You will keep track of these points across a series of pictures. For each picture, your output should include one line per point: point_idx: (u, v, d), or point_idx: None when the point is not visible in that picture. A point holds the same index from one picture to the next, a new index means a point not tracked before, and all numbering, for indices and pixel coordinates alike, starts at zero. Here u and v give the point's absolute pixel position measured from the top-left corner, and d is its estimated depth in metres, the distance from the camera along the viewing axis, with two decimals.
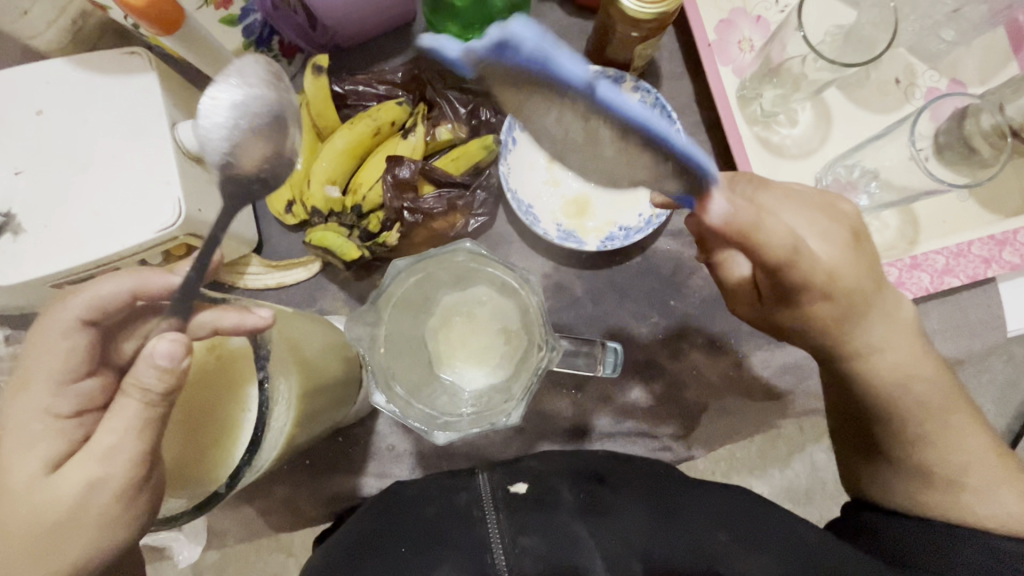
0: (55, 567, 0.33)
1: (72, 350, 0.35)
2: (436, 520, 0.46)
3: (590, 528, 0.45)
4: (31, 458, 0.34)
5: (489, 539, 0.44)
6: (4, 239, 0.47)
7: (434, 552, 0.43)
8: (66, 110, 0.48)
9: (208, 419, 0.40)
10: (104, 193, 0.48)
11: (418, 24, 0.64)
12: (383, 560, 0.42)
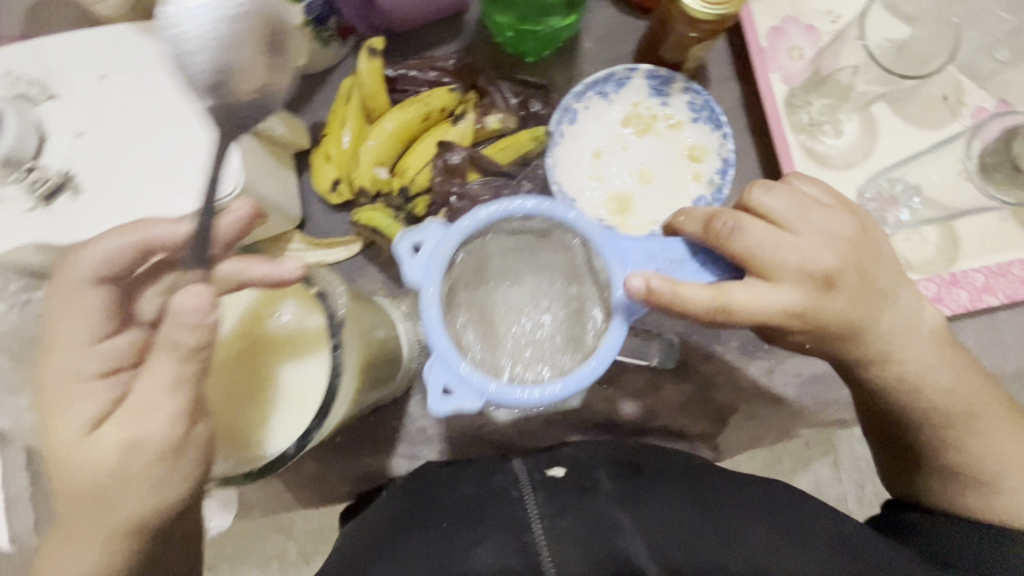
0: (113, 521, 0.34)
1: (94, 306, 0.36)
2: (474, 500, 0.48)
3: (631, 514, 0.46)
4: (76, 415, 0.35)
5: (528, 518, 0.46)
6: (64, 199, 0.47)
7: (475, 531, 0.45)
8: (130, 76, 0.49)
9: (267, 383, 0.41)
10: (161, 159, 0.48)
11: (471, 14, 0.64)
12: (426, 534, 0.45)
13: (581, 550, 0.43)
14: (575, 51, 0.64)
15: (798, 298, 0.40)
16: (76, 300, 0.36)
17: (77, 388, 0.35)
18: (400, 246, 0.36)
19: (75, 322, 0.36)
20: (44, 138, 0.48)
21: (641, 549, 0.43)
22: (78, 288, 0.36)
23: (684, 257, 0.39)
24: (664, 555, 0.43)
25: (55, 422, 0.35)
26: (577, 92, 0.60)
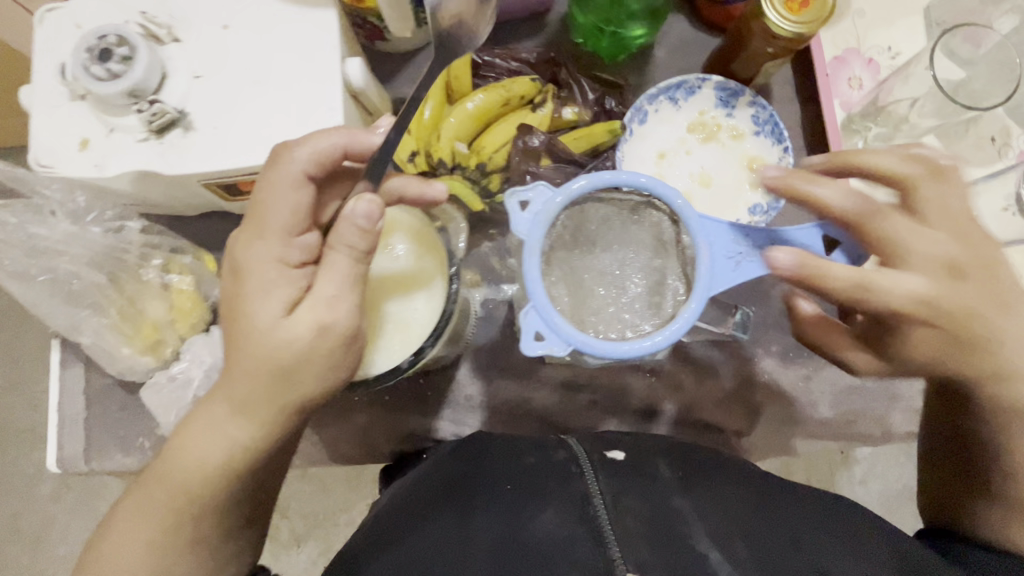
0: (290, 395, 0.39)
1: (299, 202, 0.40)
2: (538, 472, 0.52)
3: (690, 501, 0.48)
4: (272, 301, 0.38)
5: (591, 491, 0.48)
6: (175, 133, 0.51)
7: (538, 501, 0.49)
8: (249, 28, 0.52)
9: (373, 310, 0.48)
10: (272, 109, 0.52)
11: (555, 13, 0.68)
12: (490, 500, 0.51)
13: (647, 527, 0.45)
14: (648, 58, 0.68)
15: (930, 286, 0.41)
16: (283, 186, 0.40)
17: (259, 273, 0.38)
18: (509, 202, 0.37)
19: (276, 207, 0.39)
20: (166, 76, 0.51)
21: (702, 532, 0.45)
22: (283, 176, 0.40)
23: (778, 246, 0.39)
24: (724, 542, 0.44)
25: (238, 298, 0.39)
26: (651, 95, 0.64)
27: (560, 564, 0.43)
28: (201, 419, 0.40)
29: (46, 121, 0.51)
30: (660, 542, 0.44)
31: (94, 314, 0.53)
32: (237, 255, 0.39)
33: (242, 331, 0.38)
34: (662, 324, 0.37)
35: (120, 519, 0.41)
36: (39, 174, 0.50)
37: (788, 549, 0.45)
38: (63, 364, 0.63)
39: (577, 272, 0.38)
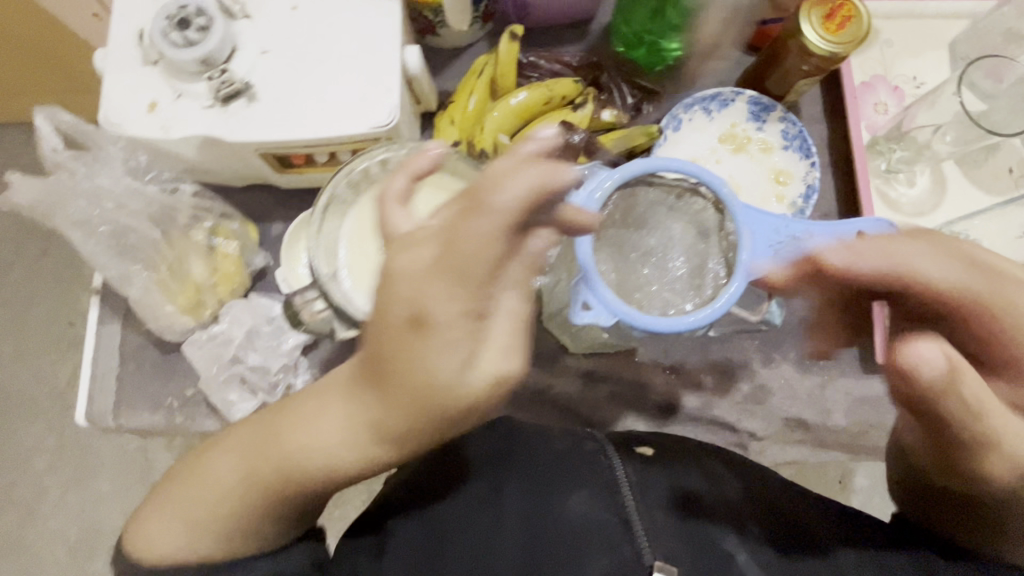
0: (440, 434, 0.34)
1: (498, 254, 0.29)
2: (573, 460, 0.56)
3: (717, 499, 0.53)
4: (449, 355, 0.30)
5: (619, 480, 0.53)
6: (240, 103, 0.53)
7: (571, 484, 0.54)
8: (316, 10, 0.55)
9: None
10: (333, 86, 0.54)
11: (597, 22, 0.72)
12: (524, 477, 0.57)
13: (676, 522, 0.50)
14: (684, 70, 0.71)
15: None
16: (466, 217, 0.29)
17: (432, 314, 0.30)
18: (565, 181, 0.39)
19: (465, 250, 0.29)
20: (236, 49, 0.53)
21: (727, 530, 0.50)
22: (471, 214, 0.29)
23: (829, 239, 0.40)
24: (745, 536, 0.50)
25: (399, 336, 0.30)
26: (685, 104, 0.67)
27: (594, 545, 0.49)
28: (317, 422, 0.36)
29: (119, 83, 0.53)
30: (688, 536, 0.49)
31: (144, 270, 0.56)
32: (400, 281, 0.30)
33: (400, 367, 0.31)
34: (702, 302, 0.39)
35: (212, 470, 0.42)
36: (107, 131, 0.52)
37: (805, 549, 0.49)
38: (100, 320, 0.65)
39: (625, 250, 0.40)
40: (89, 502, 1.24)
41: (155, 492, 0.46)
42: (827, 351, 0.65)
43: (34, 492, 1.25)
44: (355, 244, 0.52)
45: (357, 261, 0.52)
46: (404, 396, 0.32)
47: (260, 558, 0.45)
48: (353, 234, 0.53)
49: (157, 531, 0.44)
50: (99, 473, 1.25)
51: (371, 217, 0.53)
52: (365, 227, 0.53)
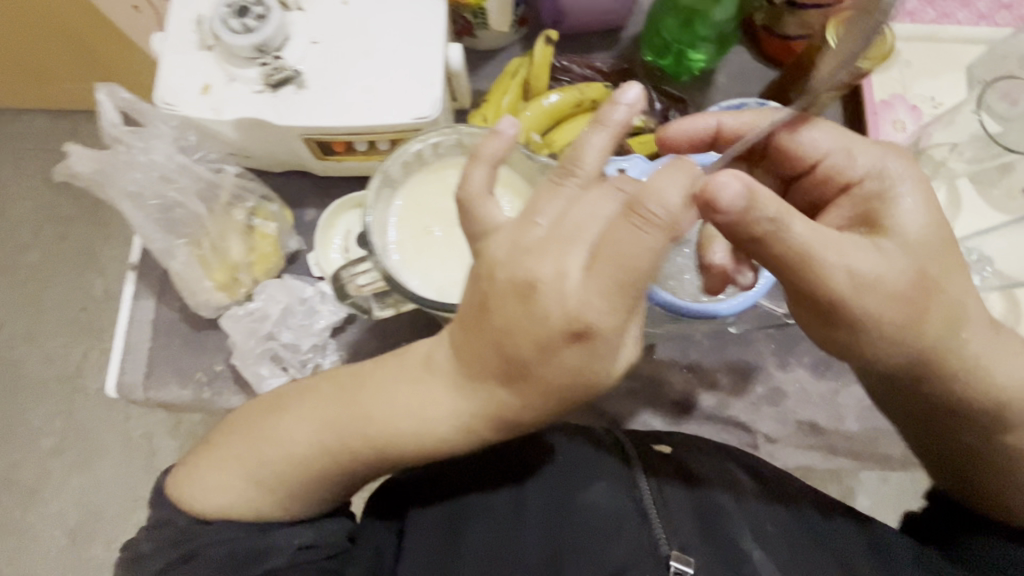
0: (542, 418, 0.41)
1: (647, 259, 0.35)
2: (593, 452, 0.58)
3: (734, 499, 0.54)
4: (585, 354, 0.37)
5: (638, 478, 0.55)
6: (290, 89, 0.56)
7: (592, 478, 0.56)
8: (366, 6, 0.58)
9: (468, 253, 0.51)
10: (379, 78, 0.57)
11: (628, 32, 0.74)
12: (546, 469, 0.58)
13: (692, 520, 0.52)
14: (710, 81, 0.74)
15: (902, 266, 0.38)
16: (624, 225, 0.35)
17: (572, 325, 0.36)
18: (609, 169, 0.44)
19: (623, 259, 0.35)
20: (289, 39, 0.56)
21: (746, 529, 0.51)
22: (625, 221, 0.35)
23: None
24: (763, 536, 0.51)
25: (548, 342, 0.36)
26: (711, 112, 0.69)
27: (614, 537, 0.51)
28: (419, 407, 0.43)
29: (175, 65, 0.56)
30: (706, 533, 0.51)
31: (187, 244, 0.58)
32: (545, 285, 0.36)
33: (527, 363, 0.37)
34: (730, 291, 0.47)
35: (290, 438, 0.48)
36: (162, 110, 0.54)
37: (820, 550, 0.50)
38: (136, 295, 0.67)
39: None
40: (93, 485, 1.25)
41: (207, 449, 0.51)
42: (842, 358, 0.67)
43: (38, 473, 1.26)
44: (409, 226, 0.48)
45: (411, 245, 0.47)
46: (520, 394, 0.39)
47: (304, 523, 0.51)
48: (406, 215, 0.48)
49: (216, 486, 0.49)
50: (104, 457, 1.26)
51: (428, 199, 0.49)
52: (419, 208, 0.49)
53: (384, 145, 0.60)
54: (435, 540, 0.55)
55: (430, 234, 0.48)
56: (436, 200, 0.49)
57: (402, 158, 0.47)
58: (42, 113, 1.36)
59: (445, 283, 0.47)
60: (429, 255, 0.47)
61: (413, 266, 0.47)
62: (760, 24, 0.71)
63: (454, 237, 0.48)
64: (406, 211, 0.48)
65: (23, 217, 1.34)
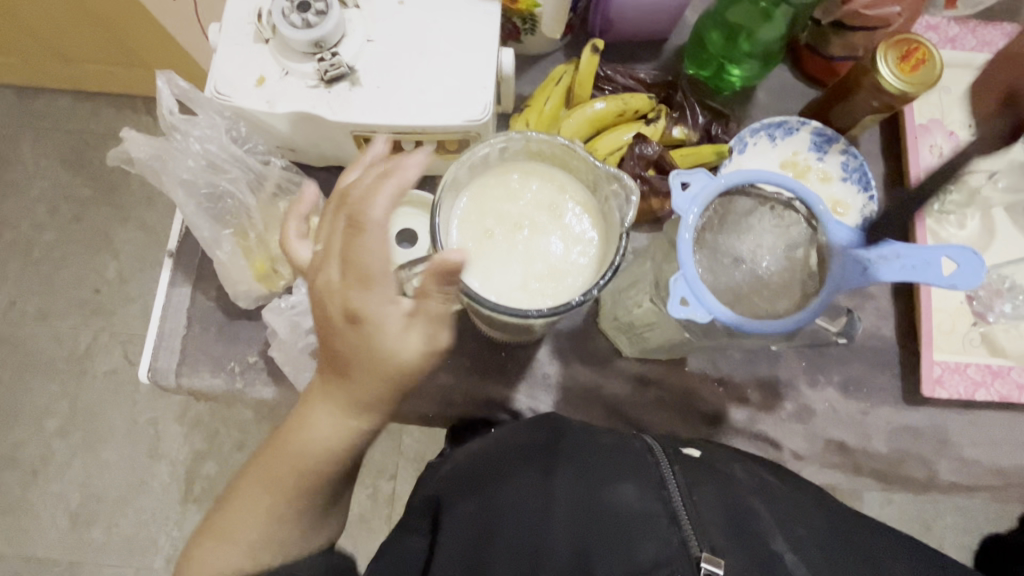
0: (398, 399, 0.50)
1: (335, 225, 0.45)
2: (615, 451, 0.58)
3: (767, 505, 0.54)
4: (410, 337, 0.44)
5: (666, 477, 0.54)
6: (343, 86, 0.56)
7: (620, 476, 0.55)
8: (421, 7, 0.58)
9: (536, 259, 0.48)
10: (432, 79, 0.57)
11: (671, 44, 0.75)
12: (572, 466, 0.57)
13: (724, 519, 0.50)
14: (750, 97, 0.74)
15: None
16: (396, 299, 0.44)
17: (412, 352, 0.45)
18: (671, 181, 0.42)
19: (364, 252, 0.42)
20: (346, 36, 0.56)
21: (781, 535, 0.50)
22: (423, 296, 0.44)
23: (904, 255, 0.41)
24: (800, 547, 0.49)
25: (331, 325, 0.45)
26: (753, 128, 0.70)
27: (641, 534, 0.49)
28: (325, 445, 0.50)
29: (231, 56, 0.56)
30: (736, 535, 0.49)
31: (233, 235, 0.58)
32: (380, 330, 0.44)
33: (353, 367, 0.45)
34: (791, 310, 0.41)
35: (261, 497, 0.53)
36: (216, 100, 0.55)
37: (859, 560, 0.50)
38: (172, 282, 0.67)
39: (721, 252, 0.41)
40: (98, 468, 1.24)
41: (201, 535, 0.55)
42: (872, 378, 0.67)
43: (43, 453, 1.25)
44: (471, 229, 0.48)
45: (472, 248, 0.48)
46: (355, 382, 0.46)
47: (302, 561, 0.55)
48: (468, 218, 0.48)
49: (200, 559, 0.53)
50: (110, 440, 1.25)
51: (489, 202, 0.49)
52: (480, 210, 0.48)
53: (431, 145, 0.61)
54: (469, 534, 0.56)
55: (491, 237, 0.48)
56: (499, 204, 0.49)
57: (470, 159, 0.47)
58: (66, 95, 1.36)
59: (503, 288, 0.47)
60: (489, 257, 0.47)
61: (472, 269, 0.47)
62: (804, 43, 0.72)
63: (513, 242, 0.48)
64: (468, 213, 0.48)
65: (42, 196, 1.34)
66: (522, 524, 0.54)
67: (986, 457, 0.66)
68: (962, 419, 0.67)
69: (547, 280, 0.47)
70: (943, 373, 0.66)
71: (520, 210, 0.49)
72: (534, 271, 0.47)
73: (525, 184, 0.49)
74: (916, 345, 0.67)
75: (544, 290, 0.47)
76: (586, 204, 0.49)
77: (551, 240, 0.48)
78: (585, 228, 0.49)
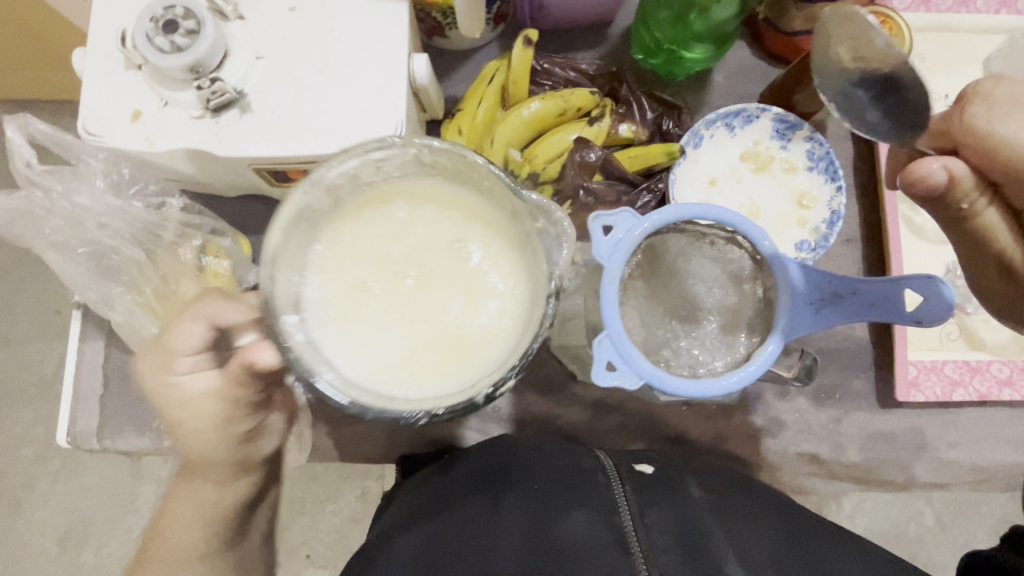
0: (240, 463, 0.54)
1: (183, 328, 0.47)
2: (566, 476, 0.56)
3: (724, 524, 0.51)
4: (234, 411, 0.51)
5: (616, 499, 0.52)
6: (231, 113, 0.49)
7: (569, 503, 0.53)
8: (318, 12, 0.51)
9: (426, 319, 0.40)
10: (334, 98, 0.50)
11: (617, 26, 0.67)
12: (521, 491, 0.55)
13: (675, 543, 0.48)
14: (706, 82, 0.67)
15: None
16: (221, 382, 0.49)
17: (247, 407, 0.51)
18: (591, 225, 0.36)
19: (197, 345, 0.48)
20: (228, 54, 0.49)
21: (735, 557, 0.47)
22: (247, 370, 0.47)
23: (862, 293, 0.36)
24: (755, 567, 0.46)
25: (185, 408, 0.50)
26: (708, 119, 0.63)
27: (590, 565, 0.46)
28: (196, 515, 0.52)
29: (98, 87, 0.48)
30: (689, 561, 0.46)
31: (127, 291, 0.52)
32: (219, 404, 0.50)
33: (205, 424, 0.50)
34: (737, 364, 0.36)
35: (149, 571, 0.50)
36: (88, 142, 0.48)
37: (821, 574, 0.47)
38: (84, 336, 0.61)
39: (652, 302, 0.38)
40: (83, 491, 1.12)
41: None
42: (844, 384, 0.63)
43: (20, 483, 1.12)
44: (342, 280, 0.40)
45: (341, 304, 0.40)
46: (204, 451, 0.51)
47: None
48: (338, 265, 0.41)
49: None
50: (91, 463, 1.12)
51: (365, 242, 0.41)
52: (355, 253, 0.41)
53: None
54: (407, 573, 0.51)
55: (367, 292, 0.40)
56: (377, 247, 0.41)
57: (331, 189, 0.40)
58: None
59: (379, 358, 0.39)
60: (365, 316, 0.40)
61: (340, 334, 0.39)
62: (762, 17, 0.64)
63: (394, 295, 0.40)
64: (338, 258, 0.41)
65: None
66: (468, 558, 0.50)
67: (965, 457, 0.63)
68: (938, 420, 0.63)
69: (440, 348, 0.39)
70: (919, 374, 0.62)
71: (406, 253, 0.40)
72: (424, 338, 0.39)
73: (414, 218, 0.41)
74: (889, 345, 0.63)
75: (436, 361, 0.39)
76: (497, 244, 0.41)
77: (447, 294, 0.40)
78: (496, 279, 0.40)
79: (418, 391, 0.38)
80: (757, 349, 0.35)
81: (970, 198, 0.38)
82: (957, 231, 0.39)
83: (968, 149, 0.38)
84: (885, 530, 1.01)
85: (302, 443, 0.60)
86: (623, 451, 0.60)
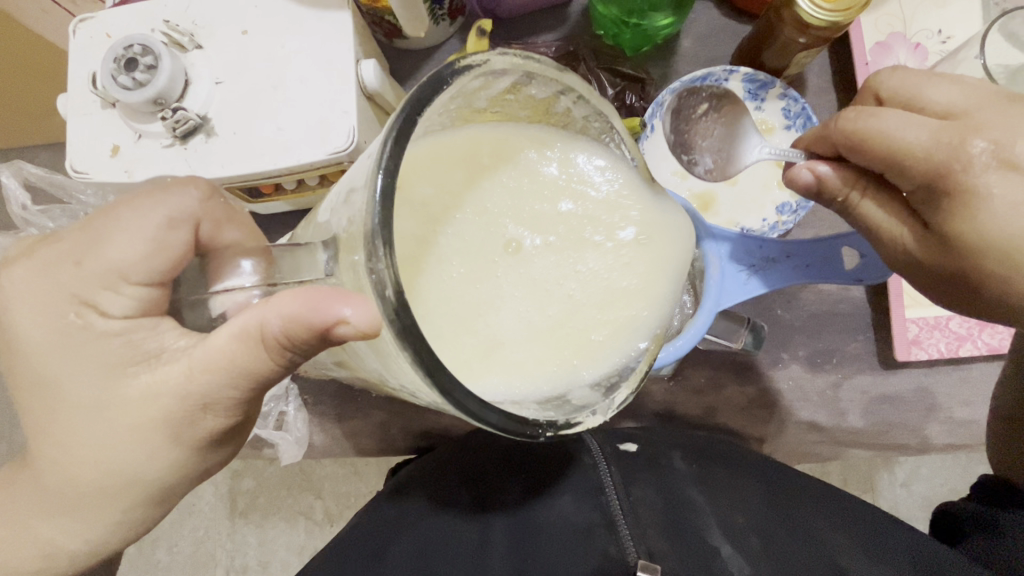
0: (140, 453, 0.39)
1: (146, 239, 0.37)
2: (551, 464, 0.59)
3: (706, 496, 0.54)
4: (133, 376, 0.38)
5: (603, 483, 0.54)
6: (198, 139, 0.52)
7: (555, 488, 0.57)
8: (268, 31, 0.53)
9: (567, 284, 0.39)
10: (289, 113, 0.52)
11: (576, 4, 0.66)
12: (510, 485, 0.59)
13: (660, 517, 0.51)
14: (673, 49, 0.65)
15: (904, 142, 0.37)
16: (159, 342, 0.38)
17: (172, 414, 0.38)
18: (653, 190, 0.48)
19: (139, 259, 0.37)
20: (189, 83, 0.52)
21: (714, 525, 0.51)
22: (231, 319, 0.35)
23: (778, 257, 0.45)
24: (737, 535, 0.49)
25: (102, 357, 0.38)
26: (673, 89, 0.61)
27: (579, 546, 0.50)
28: (37, 510, 0.41)
29: (81, 128, 0.53)
30: (676, 534, 0.50)
31: None
32: (128, 364, 0.38)
33: (110, 385, 0.38)
34: (669, 337, 0.45)
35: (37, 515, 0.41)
36: (75, 179, 0.52)
37: (803, 543, 0.48)
38: None
39: None
40: None
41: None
42: (842, 347, 0.61)
43: None
44: (473, 233, 0.38)
45: (460, 263, 0.38)
46: (112, 421, 0.38)
47: None
48: (456, 213, 0.38)
49: None
50: None
51: (488, 192, 0.39)
52: (476, 202, 0.39)
53: (311, 181, 0.56)
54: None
55: (513, 251, 0.38)
56: (507, 200, 0.39)
57: (442, 103, 0.34)
58: None
59: (522, 322, 0.38)
60: (489, 278, 0.38)
61: (467, 287, 0.37)
62: None
63: (551, 258, 0.39)
64: (455, 205, 0.38)
65: None
66: (462, 554, 0.54)
67: (981, 414, 0.60)
68: (948, 378, 0.60)
69: (570, 331, 0.39)
70: (921, 332, 0.59)
71: (537, 215, 0.39)
72: (555, 321, 0.39)
73: (561, 170, 0.41)
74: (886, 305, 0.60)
75: (574, 335, 0.39)
76: (635, 225, 0.41)
77: (576, 271, 0.39)
78: (627, 258, 0.40)
79: (536, 373, 0.38)
80: (687, 324, 0.45)
81: (845, 189, 0.42)
82: (852, 220, 0.43)
83: (842, 147, 0.40)
84: (947, 497, 0.95)
85: (302, 442, 0.63)
86: (615, 432, 0.61)
